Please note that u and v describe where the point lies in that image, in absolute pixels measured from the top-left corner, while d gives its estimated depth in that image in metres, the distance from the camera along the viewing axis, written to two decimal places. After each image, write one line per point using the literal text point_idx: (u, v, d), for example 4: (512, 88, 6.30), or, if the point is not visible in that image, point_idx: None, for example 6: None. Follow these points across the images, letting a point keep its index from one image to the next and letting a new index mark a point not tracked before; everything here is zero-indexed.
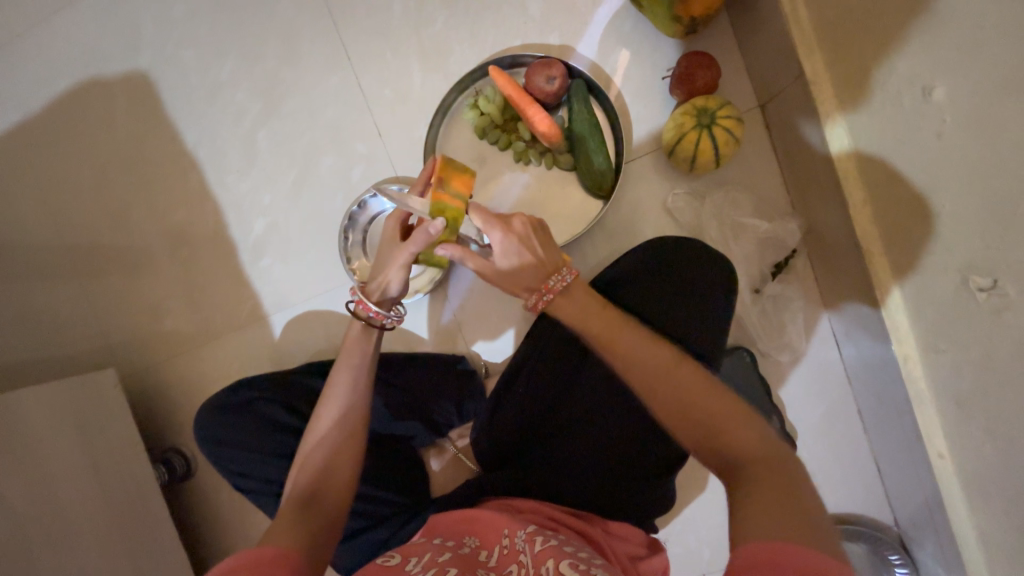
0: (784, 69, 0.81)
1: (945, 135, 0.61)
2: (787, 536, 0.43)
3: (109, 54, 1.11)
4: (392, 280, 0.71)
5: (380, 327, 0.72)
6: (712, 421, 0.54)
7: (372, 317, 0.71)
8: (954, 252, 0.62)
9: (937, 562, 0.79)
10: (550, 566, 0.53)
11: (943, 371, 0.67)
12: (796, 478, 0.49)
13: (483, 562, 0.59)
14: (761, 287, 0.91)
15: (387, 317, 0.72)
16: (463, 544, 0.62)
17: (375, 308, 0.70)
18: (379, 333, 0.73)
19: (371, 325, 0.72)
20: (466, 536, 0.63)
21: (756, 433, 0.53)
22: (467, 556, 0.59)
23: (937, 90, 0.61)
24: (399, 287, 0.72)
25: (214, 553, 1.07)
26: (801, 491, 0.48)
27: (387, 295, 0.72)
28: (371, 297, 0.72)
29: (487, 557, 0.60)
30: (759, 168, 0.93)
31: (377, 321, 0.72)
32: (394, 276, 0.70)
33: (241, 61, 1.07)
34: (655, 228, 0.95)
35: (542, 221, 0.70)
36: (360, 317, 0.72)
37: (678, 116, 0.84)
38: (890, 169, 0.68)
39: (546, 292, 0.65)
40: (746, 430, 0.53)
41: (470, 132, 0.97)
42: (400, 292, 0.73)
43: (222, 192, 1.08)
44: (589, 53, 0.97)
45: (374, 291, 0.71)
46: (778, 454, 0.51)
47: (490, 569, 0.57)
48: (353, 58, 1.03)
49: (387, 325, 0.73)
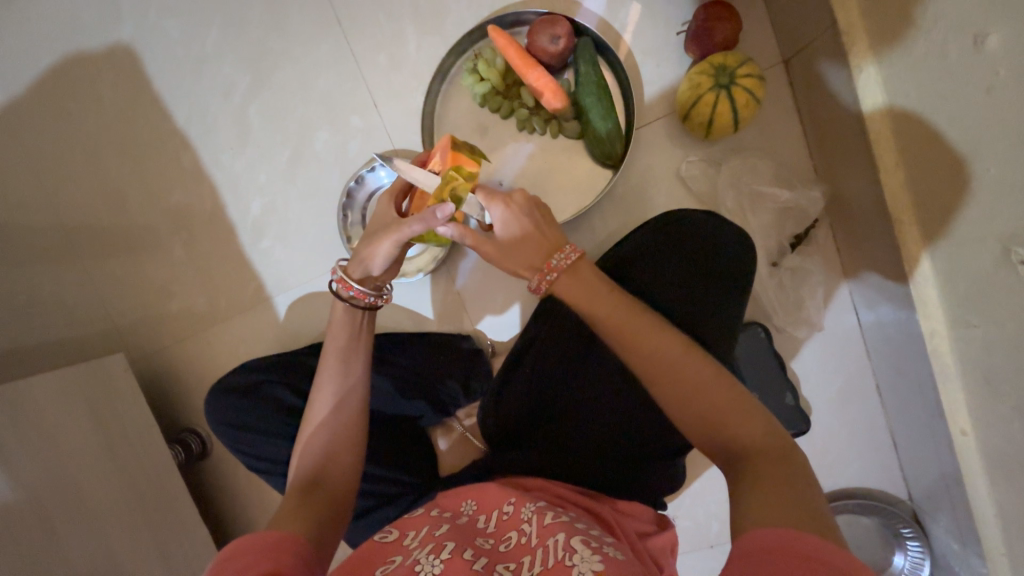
0: (814, 19, 0.74)
1: (996, 88, 0.55)
2: (790, 522, 0.41)
3: (90, 26, 1.06)
4: (377, 256, 0.69)
5: (364, 307, 0.72)
6: (713, 411, 0.52)
7: (352, 296, 0.71)
8: (996, 219, 0.57)
9: (952, 536, 0.78)
10: (561, 539, 0.53)
11: (972, 347, 0.64)
12: (794, 467, 0.47)
13: (481, 529, 0.59)
14: (780, 260, 0.87)
15: (371, 296, 0.71)
16: (461, 513, 0.62)
17: (357, 287, 0.70)
18: (368, 314, 0.73)
19: (351, 305, 0.72)
20: (464, 503, 0.64)
21: (759, 425, 0.51)
22: (465, 526, 0.59)
23: (991, 38, 0.54)
24: (383, 266, 0.71)
25: (234, 527, 1.11)
26: (811, 491, 0.45)
27: (369, 273, 0.71)
28: (354, 277, 0.71)
29: (486, 524, 0.60)
30: (780, 132, 0.87)
31: (360, 301, 0.71)
32: (384, 251, 0.68)
33: (227, 29, 1.01)
34: (667, 198, 0.90)
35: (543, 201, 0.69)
36: (341, 297, 0.71)
37: (694, 76, 0.78)
38: (930, 129, 0.62)
39: (545, 275, 0.63)
40: (747, 415, 0.51)
41: (470, 100, 0.91)
42: (384, 271, 0.72)
43: (218, 170, 1.04)
44: (597, 8, 0.89)
45: (359, 270, 0.70)
46: (780, 445, 0.49)
47: (488, 537, 0.58)
48: (344, 22, 0.97)
49: (371, 304, 0.72)
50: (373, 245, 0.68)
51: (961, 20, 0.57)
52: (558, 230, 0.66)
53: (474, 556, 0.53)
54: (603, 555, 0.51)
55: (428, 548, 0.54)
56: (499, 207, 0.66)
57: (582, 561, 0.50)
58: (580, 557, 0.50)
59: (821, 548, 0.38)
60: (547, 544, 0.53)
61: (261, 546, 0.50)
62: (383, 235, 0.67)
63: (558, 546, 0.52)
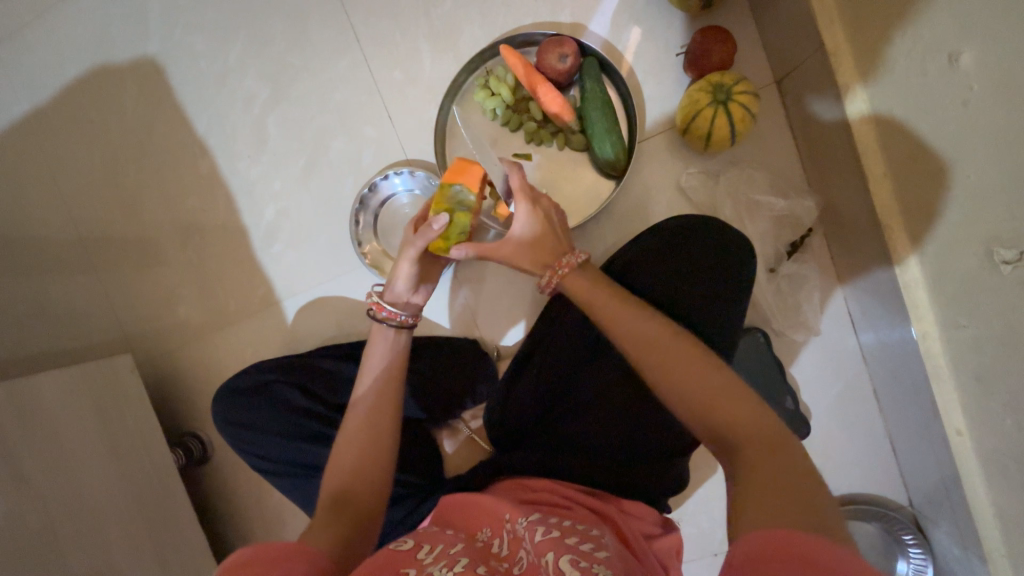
0: (803, 42, 0.79)
1: (971, 102, 0.61)
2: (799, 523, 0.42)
3: (117, 41, 1.11)
4: (401, 275, 0.76)
5: (395, 325, 0.76)
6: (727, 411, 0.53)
7: (385, 316, 0.75)
8: (977, 224, 0.62)
9: (953, 540, 0.79)
10: (550, 560, 0.52)
11: (962, 346, 0.66)
12: (803, 469, 0.48)
13: (496, 553, 0.58)
14: (777, 266, 0.90)
15: (402, 315, 0.76)
16: (477, 538, 0.61)
17: (388, 308, 0.75)
18: (404, 333, 0.77)
19: (384, 325, 0.76)
20: (480, 529, 0.62)
21: (751, 410, 0.53)
22: (481, 549, 0.58)
23: (964, 56, 0.61)
24: (408, 284, 0.77)
25: (232, 534, 1.09)
26: (817, 485, 0.47)
27: (400, 295, 0.78)
28: (387, 300, 0.78)
29: (499, 547, 0.59)
30: (773, 146, 0.92)
31: (392, 321, 0.75)
32: (405, 272, 0.75)
33: (249, 44, 1.07)
34: (667, 207, 0.94)
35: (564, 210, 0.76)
36: (376, 319, 0.76)
37: (693, 93, 0.83)
38: (914, 140, 0.67)
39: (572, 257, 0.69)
40: (757, 416, 0.52)
41: (481, 113, 0.96)
42: (412, 289, 0.79)
43: (233, 177, 1.08)
44: (601, 31, 0.95)
45: (390, 292, 0.78)
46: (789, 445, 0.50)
47: (503, 560, 0.56)
48: (361, 40, 1.03)
49: (405, 323, 0.76)
50: (395, 268, 0.76)
51: (936, 43, 0.63)
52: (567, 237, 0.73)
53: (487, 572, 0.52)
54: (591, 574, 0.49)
55: (441, 562, 0.53)
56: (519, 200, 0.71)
57: None
58: None
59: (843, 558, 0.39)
60: (542, 565, 0.52)
61: (272, 556, 0.50)
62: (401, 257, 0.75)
63: (548, 568, 0.51)
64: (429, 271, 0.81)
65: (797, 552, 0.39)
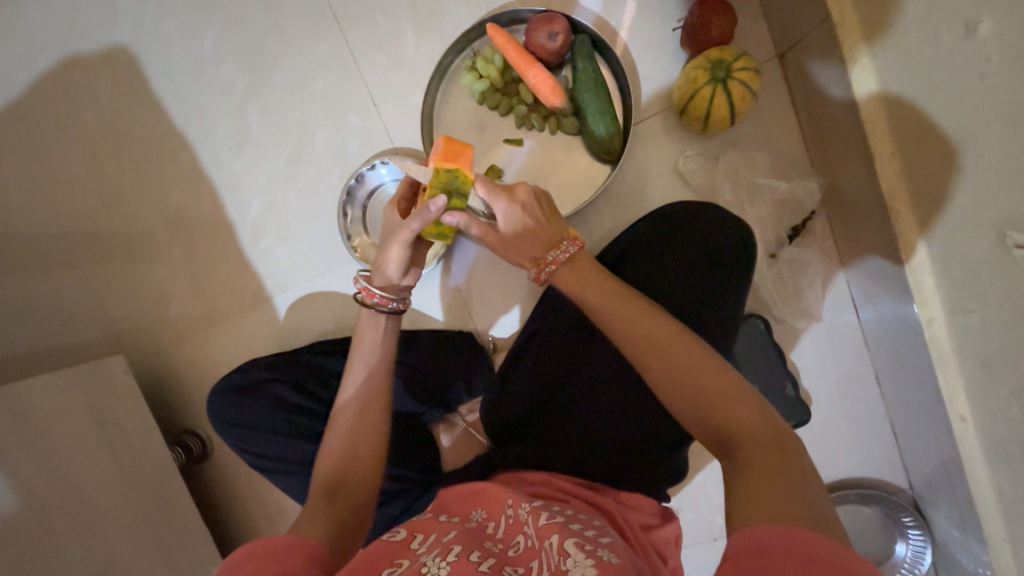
0: (808, 13, 0.75)
1: (988, 76, 0.56)
2: (794, 519, 0.41)
3: (87, 29, 1.06)
4: (392, 260, 0.69)
5: (386, 311, 0.72)
6: (713, 402, 0.52)
7: (376, 303, 0.71)
8: (990, 206, 0.58)
9: (952, 523, 0.79)
10: (555, 541, 0.53)
11: (970, 333, 0.64)
12: (794, 461, 0.46)
13: (490, 534, 0.58)
14: (778, 252, 0.87)
15: (394, 301, 0.71)
16: (470, 518, 0.61)
17: (379, 293, 0.71)
18: (392, 319, 0.73)
19: (374, 310, 0.72)
20: (473, 510, 0.62)
21: (753, 408, 0.51)
22: (473, 531, 0.58)
23: (983, 24, 0.56)
24: (400, 269, 0.71)
25: (236, 529, 1.11)
26: (811, 480, 0.45)
27: (390, 279, 0.71)
28: (377, 285, 0.72)
29: (495, 529, 0.59)
30: (775, 125, 0.88)
31: (383, 307, 0.71)
32: (396, 255, 0.68)
33: (225, 30, 1.02)
34: (665, 192, 0.91)
35: (544, 191, 0.70)
36: (365, 305, 0.72)
37: (691, 71, 0.79)
38: (924, 117, 0.63)
39: (562, 249, 0.64)
40: (745, 406, 0.51)
41: (469, 97, 0.92)
42: (403, 274, 0.72)
43: (216, 171, 1.04)
44: (593, 5, 0.90)
45: (379, 277, 0.71)
46: (778, 434, 0.49)
47: (497, 541, 0.57)
48: (342, 22, 0.97)
49: (395, 309, 0.72)
50: (386, 251, 0.68)
51: (951, 10, 0.59)
52: (559, 222, 0.67)
53: (481, 558, 0.52)
54: (597, 558, 0.49)
55: (434, 552, 0.53)
56: (500, 203, 0.65)
57: (576, 565, 0.49)
58: (574, 561, 0.49)
59: (845, 559, 0.37)
60: (545, 547, 0.53)
61: (271, 552, 0.49)
62: (391, 239, 0.67)
63: (553, 550, 0.52)
64: (419, 252, 0.74)
65: (796, 551, 0.38)
